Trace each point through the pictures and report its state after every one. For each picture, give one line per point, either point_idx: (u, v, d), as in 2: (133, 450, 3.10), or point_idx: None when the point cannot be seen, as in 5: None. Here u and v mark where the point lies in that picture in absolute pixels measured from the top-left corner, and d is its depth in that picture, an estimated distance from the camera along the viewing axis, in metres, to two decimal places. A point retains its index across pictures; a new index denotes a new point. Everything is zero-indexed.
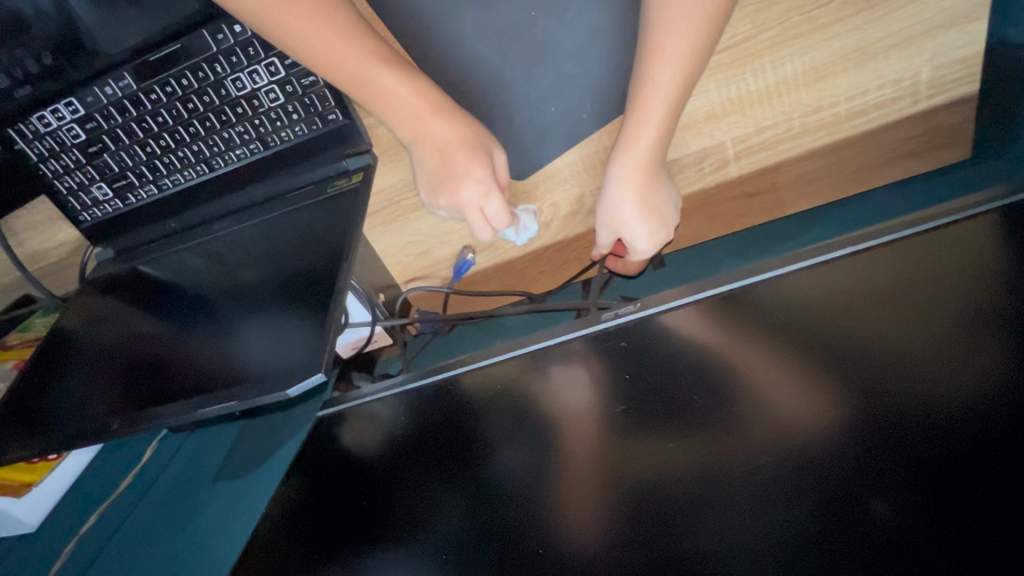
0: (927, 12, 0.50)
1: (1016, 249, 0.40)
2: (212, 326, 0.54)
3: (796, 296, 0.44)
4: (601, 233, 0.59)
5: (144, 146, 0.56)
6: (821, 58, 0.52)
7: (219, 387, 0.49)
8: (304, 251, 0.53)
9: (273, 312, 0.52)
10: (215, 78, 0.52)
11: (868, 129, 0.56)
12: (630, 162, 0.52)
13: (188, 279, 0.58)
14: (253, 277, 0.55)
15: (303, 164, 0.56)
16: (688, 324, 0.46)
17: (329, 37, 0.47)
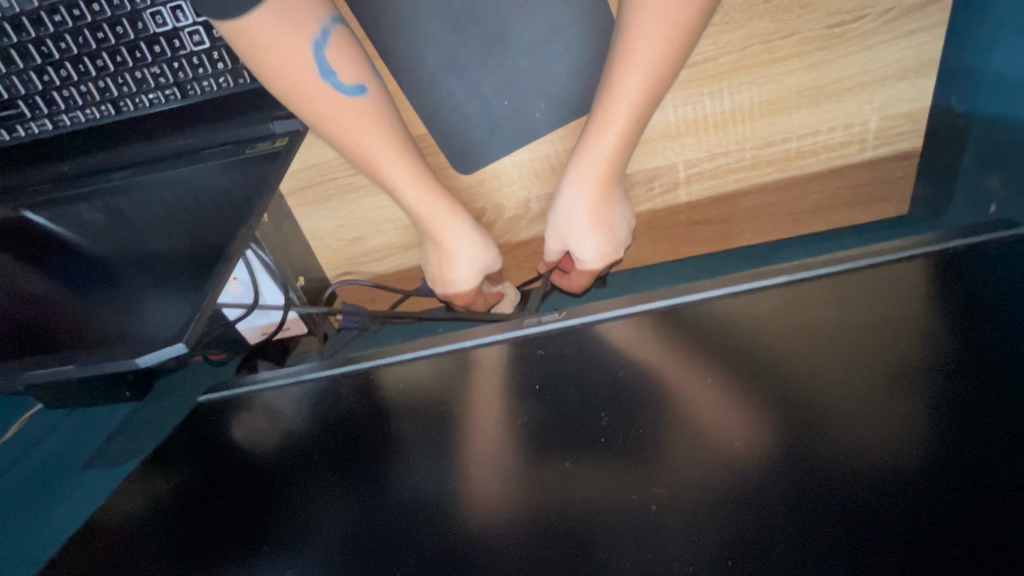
0: (886, 60, 0.50)
1: (943, 302, 0.40)
2: (102, 288, 0.48)
3: (730, 320, 0.42)
4: (549, 245, 0.57)
5: (40, 73, 0.49)
6: (778, 92, 0.51)
7: (95, 347, 0.43)
8: (217, 217, 0.48)
9: (167, 283, 0.46)
10: (132, 8, 0.46)
11: (817, 170, 0.56)
12: (586, 171, 0.50)
13: (83, 234, 0.51)
14: (158, 244, 0.49)
15: (224, 119, 0.51)
16: (617, 340, 0.43)
17: (371, 149, 0.49)
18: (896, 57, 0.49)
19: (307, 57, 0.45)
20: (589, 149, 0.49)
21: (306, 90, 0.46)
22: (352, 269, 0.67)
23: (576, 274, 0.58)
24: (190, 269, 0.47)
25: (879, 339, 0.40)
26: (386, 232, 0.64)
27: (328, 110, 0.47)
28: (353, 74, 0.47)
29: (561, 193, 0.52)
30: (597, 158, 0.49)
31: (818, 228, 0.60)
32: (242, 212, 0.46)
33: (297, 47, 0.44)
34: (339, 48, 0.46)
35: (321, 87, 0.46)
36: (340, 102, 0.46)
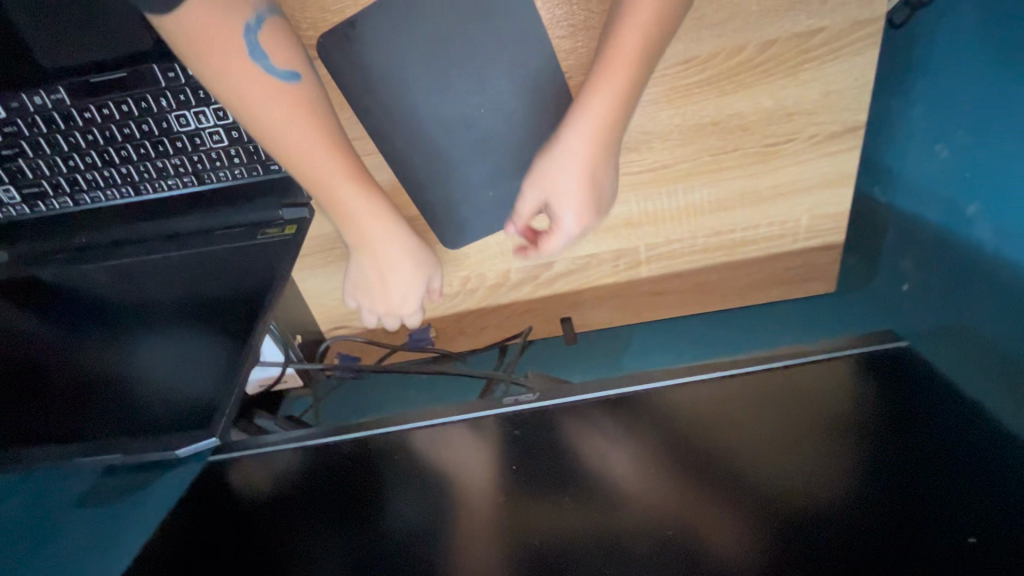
0: (813, 173, 0.59)
1: (862, 379, 0.47)
2: (103, 346, 0.54)
3: (676, 411, 0.48)
4: (526, 202, 0.53)
5: (66, 158, 0.54)
6: (724, 193, 0.60)
7: (118, 423, 0.50)
8: (219, 280, 0.55)
9: (175, 335, 0.54)
10: (158, 110, 0.51)
11: (760, 255, 0.65)
12: (583, 126, 0.48)
13: (87, 289, 0.57)
14: (150, 291, 0.56)
15: (238, 204, 0.57)
16: (579, 425, 0.49)
17: (303, 146, 0.48)
18: (823, 170, 0.58)
19: (237, 39, 0.45)
20: (588, 108, 0.48)
21: (230, 66, 0.45)
22: (345, 324, 0.72)
23: (548, 242, 0.55)
24: (188, 329, 0.53)
25: (824, 413, 0.46)
26: None
27: (268, 109, 0.47)
28: (290, 60, 0.47)
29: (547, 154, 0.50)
30: (594, 116, 0.48)
31: (757, 300, 0.69)
32: (249, 294, 0.53)
33: (231, 31, 0.45)
34: (274, 33, 0.46)
35: (254, 71, 0.46)
36: (272, 89, 0.46)
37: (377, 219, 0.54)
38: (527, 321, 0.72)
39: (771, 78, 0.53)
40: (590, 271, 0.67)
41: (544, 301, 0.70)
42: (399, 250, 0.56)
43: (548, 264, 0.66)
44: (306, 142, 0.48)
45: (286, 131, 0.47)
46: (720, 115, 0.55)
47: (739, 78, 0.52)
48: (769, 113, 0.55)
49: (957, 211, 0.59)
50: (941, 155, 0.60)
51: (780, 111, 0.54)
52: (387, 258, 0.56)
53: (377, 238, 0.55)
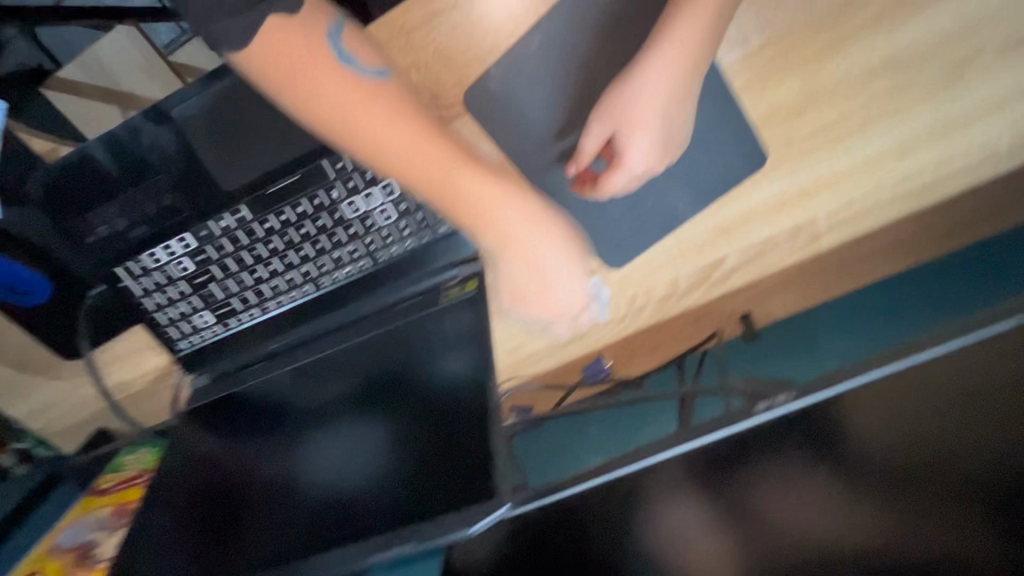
0: (1009, 85, 0.52)
1: None
2: (306, 454, 0.53)
3: (965, 376, 0.30)
4: (594, 135, 0.50)
5: (252, 272, 0.56)
6: (908, 133, 0.54)
7: (359, 523, 0.47)
8: (401, 347, 0.55)
9: (352, 423, 0.54)
10: (330, 203, 0.53)
11: (960, 190, 0.58)
12: (659, 55, 0.48)
13: (269, 390, 0.58)
14: (330, 388, 0.56)
15: (413, 273, 0.57)
16: (844, 425, 0.32)
17: (402, 139, 0.49)
18: (1020, 78, 0.52)
19: (323, 49, 0.49)
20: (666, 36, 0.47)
21: (320, 80, 0.48)
22: (513, 376, 0.70)
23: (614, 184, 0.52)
24: (394, 415, 0.52)
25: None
26: (545, 335, 0.66)
27: (343, 99, 0.48)
28: (374, 63, 0.50)
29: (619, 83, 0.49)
30: (678, 45, 0.47)
31: (961, 243, 0.62)
32: (431, 352, 0.54)
33: (312, 40, 0.48)
34: (356, 42, 0.50)
35: (338, 74, 0.49)
36: (363, 95, 0.49)
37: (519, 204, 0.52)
38: (704, 328, 0.66)
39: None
40: (767, 258, 0.61)
41: (720, 302, 0.64)
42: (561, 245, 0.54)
43: (721, 260, 0.61)
44: (398, 131, 0.49)
45: (391, 132, 0.49)
46: (894, 51, 0.50)
47: (906, 7, 0.48)
48: (945, 34, 0.50)
49: None
50: None
51: (957, 29, 0.50)
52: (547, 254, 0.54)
53: (541, 256, 0.54)
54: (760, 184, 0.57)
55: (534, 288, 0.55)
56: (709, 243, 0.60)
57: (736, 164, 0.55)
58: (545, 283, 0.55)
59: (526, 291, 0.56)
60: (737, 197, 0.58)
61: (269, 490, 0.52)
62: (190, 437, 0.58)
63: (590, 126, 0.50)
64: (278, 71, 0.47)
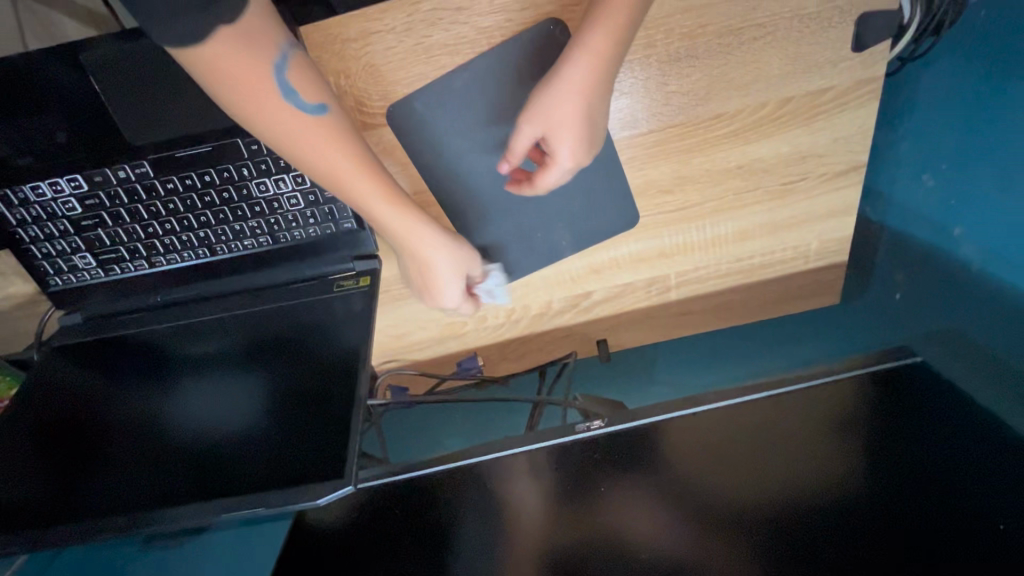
0: (823, 206, 0.66)
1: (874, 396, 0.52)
2: (180, 403, 0.56)
3: (708, 424, 0.53)
4: (523, 134, 0.53)
5: (145, 226, 0.57)
6: (745, 225, 0.67)
7: (214, 478, 0.51)
8: (290, 320, 0.59)
9: (235, 378, 0.57)
10: (239, 179, 0.55)
11: (775, 276, 0.73)
12: (578, 59, 0.50)
13: (151, 338, 0.60)
14: (217, 344, 0.59)
15: (310, 260, 0.61)
16: (628, 448, 0.52)
17: (341, 169, 0.50)
18: (831, 203, 0.66)
19: (268, 79, 0.47)
20: (582, 40, 0.50)
21: (267, 106, 0.47)
22: (394, 357, 0.76)
23: (549, 180, 0.56)
24: (273, 384, 0.56)
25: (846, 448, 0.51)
26: (428, 327, 0.73)
27: (289, 126, 0.48)
28: (315, 92, 0.48)
29: (543, 85, 0.52)
30: (594, 53, 0.50)
31: (773, 316, 0.77)
32: (322, 334, 0.58)
33: (256, 66, 0.46)
34: (302, 70, 0.48)
35: (281, 103, 0.47)
36: (311, 128, 0.48)
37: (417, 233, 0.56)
38: (565, 344, 0.77)
39: (787, 129, 0.60)
40: (625, 298, 0.73)
41: (582, 325, 0.76)
42: (449, 252, 0.58)
43: (588, 293, 0.72)
44: (339, 158, 0.50)
45: (332, 160, 0.49)
46: (744, 160, 0.62)
47: (760, 129, 0.59)
48: (785, 157, 0.62)
49: (943, 232, 0.68)
50: (927, 185, 0.68)
51: (795, 155, 0.62)
52: (437, 260, 0.58)
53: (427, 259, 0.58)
54: (628, 239, 0.67)
55: (428, 282, 0.60)
56: (580, 277, 0.71)
57: (612, 219, 0.65)
58: (438, 281, 0.59)
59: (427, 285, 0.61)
60: (609, 246, 0.68)
61: (137, 426, 0.55)
62: (56, 370, 0.58)
63: (519, 127, 0.53)
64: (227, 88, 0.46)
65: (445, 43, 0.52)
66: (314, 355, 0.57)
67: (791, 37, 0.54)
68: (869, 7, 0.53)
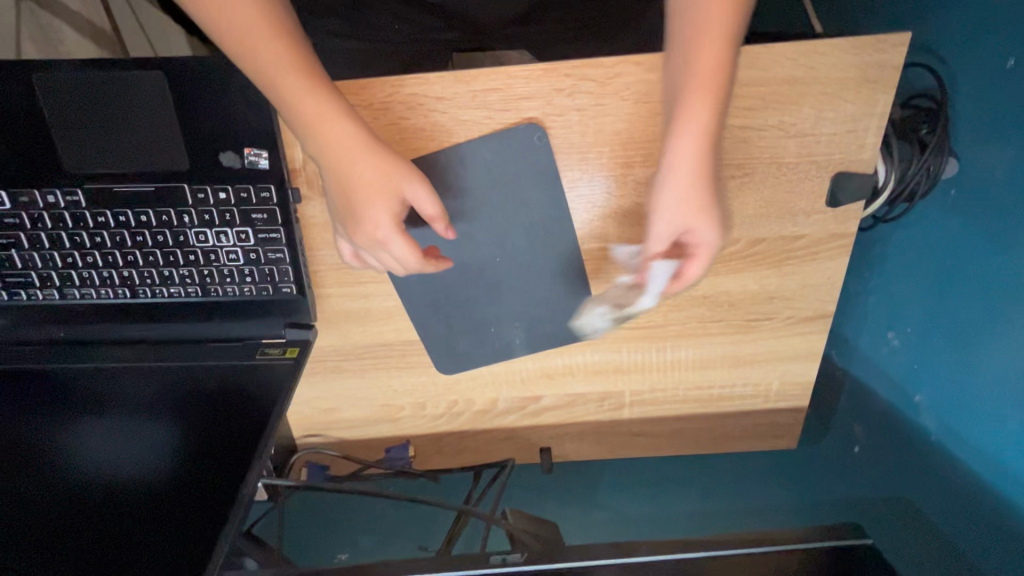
0: (788, 347, 0.64)
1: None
2: (63, 450, 0.48)
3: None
4: (659, 228, 0.49)
5: (64, 256, 0.52)
6: (707, 354, 0.65)
7: (58, 555, 0.42)
8: (204, 380, 0.53)
9: (127, 428, 0.49)
10: (178, 225, 0.51)
11: (733, 409, 0.69)
12: (688, 149, 0.45)
13: (53, 367, 0.53)
14: (126, 388, 0.52)
15: (240, 319, 0.56)
16: None
17: (252, 31, 0.42)
18: (795, 347, 0.64)
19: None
20: (681, 135, 0.45)
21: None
22: (320, 432, 0.70)
23: (689, 267, 0.50)
24: (170, 449, 0.48)
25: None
26: (360, 407, 0.68)
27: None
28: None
29: (660, 185, 0.47)
30: (697, 133, 0.45)
31: (727, 451, 0.73)
32: (243, 403, 0.52)
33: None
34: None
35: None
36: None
37: (339, 131, 0.44)
38: (506, 445, 0.72)
39: (756, 268, 0.58)
40: (576, 407, 0.69)
41: (526, 429, 0.71)
42: (375, 162, 0.45)
43: (536, 397, 0.68)
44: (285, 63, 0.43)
45: (245, 24, 0.42)
46: (711, 291, 0.60)
47: (729, 264, 0.58)
48: (753, 294, 0.60)
49: (904, 395, 0.67)
50: (892, 342, 0.68)
51: (762, 294, 0.60)
52: (352, 171, 0.45)
53: (360, 169, 0.45)
54: (586, 347, 0.64)
55: (345, 208, 0.47)
56: (531, 379, 0.66)
57: (571, 326, 0.62)
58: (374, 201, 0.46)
59: (344, 212, 0.48)
60: (565, 351, 0.64)
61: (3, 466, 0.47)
62: None
63: (656, 224, 0.48)
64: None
65: (421, 127, 0.51)
66: (226, 423, 0.50)
67: (766, 182, 0.54)
68: (844, 167, 0.53)
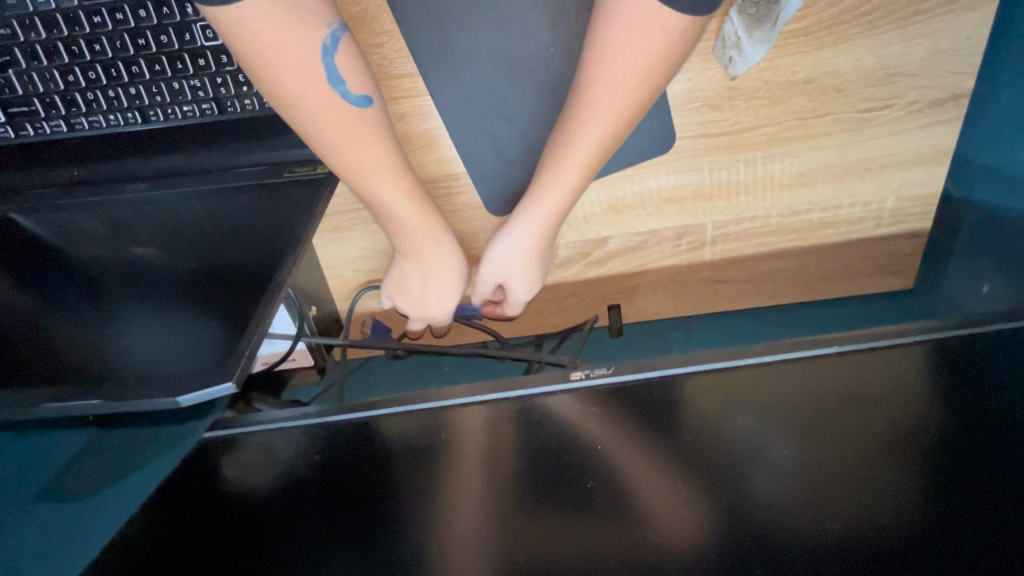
0: (906, 147, 0.53)
1: (956, 386, 0.41)
2: (88, 319, 0.43)
3: (735, 391, 0.42)
4: (481, 275, 0.53)
5: (64, 73, 0.46)
6: (807, 165, 0.54)
7: (104, 369, 0.38)
8: (228, 221, 0.47)
9: (156, 285, 0.44)
10: (181, 19, 0.44)
11: (835, 240, 0.59)
12: (524, 238, 0.49)
13: (70, 240, 0.47)
14: (150, 255, 0.46)
15: (263, 140, 0.49)
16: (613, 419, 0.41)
17: (371, 166, 0.43)
18: (917, 147, 0.53)
19: (314, 56, 0.39)
20: (524, 220, 0.48)
21: (302, 84, 0.39)
22: (364, 301, 0.64)
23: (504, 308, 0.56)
24: (200, 301, 0.42)
25: (894, 419, 0.40)
26: None
27: (325, 118, 0.40)
28: (362, 83, 0.42)
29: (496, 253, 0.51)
30: (553, 187, 0.45)
31: (827, 296, 0.63)
32: (261, 233, 0.45)
33: (303, 35, 0.38)
34: (351, 56, 0.41)
35: (327, 91, 0.40)
36: (309, 60, 0.38)
37: (435, 240, 0.50)
38: (570, 306, 0.64)
39: (873, 33, 0.47)
40: (647, 251, 0.60)
41: (592, 282, 0.63)
42: (449, 269, 0.52)
43: (602, 239, 0.59)
44: (378, 154, 0.43)
45: (364, 155, 0.43)
46: (814, 72, 0.49)
47: (840, 30, 0.47)
48: (868, 73, 0.49)
49: None
50: None
51: (880, 71, 0.49)
52: (433, 273, 0.52)
53: (429, 251, 0.51)
54: (658, 169, 0.54)
55: (413, 294, 0.54)
56: (595, 217, 0.57)
57: (642, 139, 0.52)
58: (428, 293, 0.53)
59: (404, 291, 0.54)
60: (633, 177, 0.55)
61: (29, 324, 0.43)
62: None
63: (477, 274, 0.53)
64: (261, 74, 0.38)
65: None
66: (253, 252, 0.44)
67: None
68: None
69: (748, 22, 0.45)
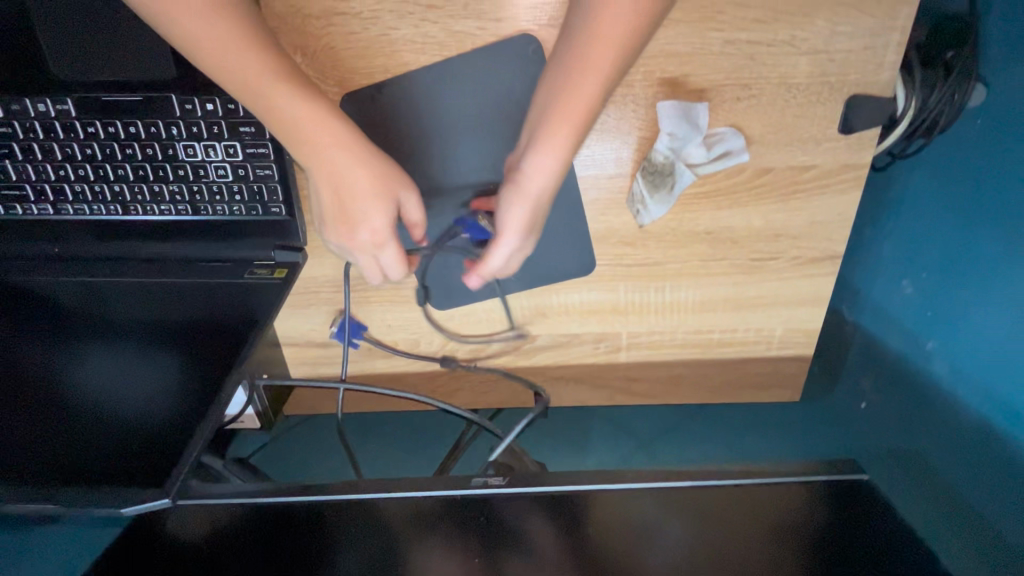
0: (792, 290, 0.62)
1: (817, 514, 0.47)
2: (52, 372, 0.48)
3: (627, 509, 0.47)
4: (501, 233, 0.49)
5: (56, 167, 0.52)
6: (707, 296, 0.62)
7: (56, 446, 0.44)
8: (192, 305, 0.53)
9: (115, 353, 0.49)
10: (167, 137, 0.51)
11: (733, 356, 0.67)
12: (543, 170, 0.47)
13: (46, 302, 0.53)
14: (119, 319, 0.52)
15: (231, 240, 0.55)
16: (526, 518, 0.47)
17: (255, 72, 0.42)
18: (803, 290, 0.62)
19: None
20: (543, 150, 0.46)
21: None
22: (312, 369, 0.69)
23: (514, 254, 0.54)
24: (151, 380, 0.48)
25: (767, 527, 0.46)
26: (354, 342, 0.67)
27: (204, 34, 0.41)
28: None
29: (511, 195, 0.48)
30: (569, 116, 0.45)
31: (729, 402, 0.71)
32: (219, 321, 0.52)
33: None
34: None
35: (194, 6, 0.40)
36: None
37: (341, 147, 0.45)
38: (500, 387, 0.71)
39: (763, 201, 0.56)
40: (570, 349, 0.68)
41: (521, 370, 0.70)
42: (364, 172, 0.46)
43: (531, 336, 0.66)
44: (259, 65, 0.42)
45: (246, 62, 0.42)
46: (714, 225, 0.58)
47: (735, 196, 0.55)
48: (758, 230, 0.58)
49: (915, 343, 0.65)
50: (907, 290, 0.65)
51: (768, 230, 0.58)
52: (350, 188, 0.46)
53: (342, 171, 0.46)
54: (581, 286, 0.62)
55: (335, 216, 0.48)
56: (525, 318, 0.65)
57: (568, 261, 0.60)
58: (354, 222, 0.48)
59: (327, 217, 0.49)
60: (559, 290, 0.63)
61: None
62: None
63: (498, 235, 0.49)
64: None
65: (411, 39, 0.49)
66: (210, 336, 0.50)
67: (775, 106, 0.51)
68: (858, 89, 0.50)
69: (648, 185, 0.54)
